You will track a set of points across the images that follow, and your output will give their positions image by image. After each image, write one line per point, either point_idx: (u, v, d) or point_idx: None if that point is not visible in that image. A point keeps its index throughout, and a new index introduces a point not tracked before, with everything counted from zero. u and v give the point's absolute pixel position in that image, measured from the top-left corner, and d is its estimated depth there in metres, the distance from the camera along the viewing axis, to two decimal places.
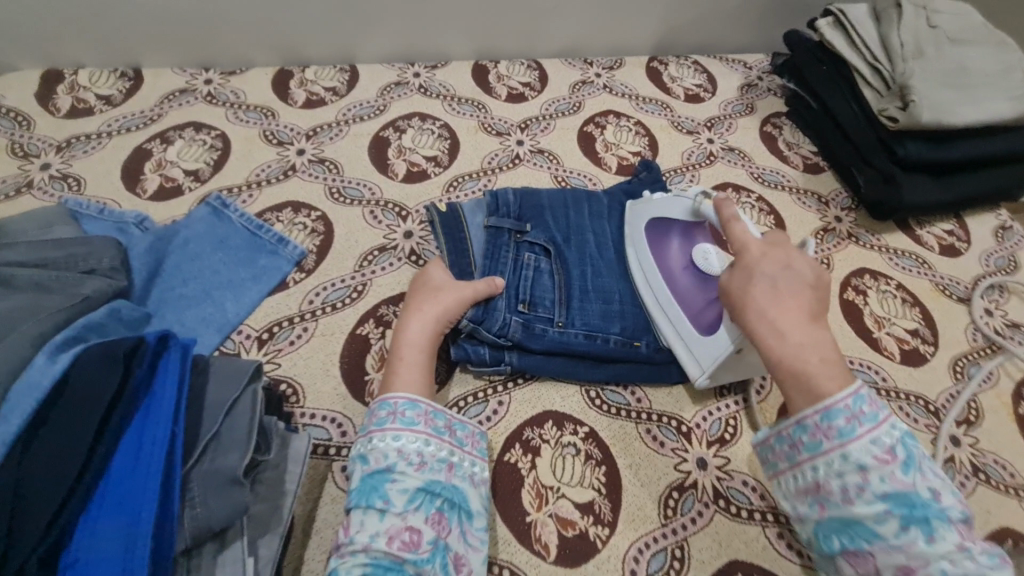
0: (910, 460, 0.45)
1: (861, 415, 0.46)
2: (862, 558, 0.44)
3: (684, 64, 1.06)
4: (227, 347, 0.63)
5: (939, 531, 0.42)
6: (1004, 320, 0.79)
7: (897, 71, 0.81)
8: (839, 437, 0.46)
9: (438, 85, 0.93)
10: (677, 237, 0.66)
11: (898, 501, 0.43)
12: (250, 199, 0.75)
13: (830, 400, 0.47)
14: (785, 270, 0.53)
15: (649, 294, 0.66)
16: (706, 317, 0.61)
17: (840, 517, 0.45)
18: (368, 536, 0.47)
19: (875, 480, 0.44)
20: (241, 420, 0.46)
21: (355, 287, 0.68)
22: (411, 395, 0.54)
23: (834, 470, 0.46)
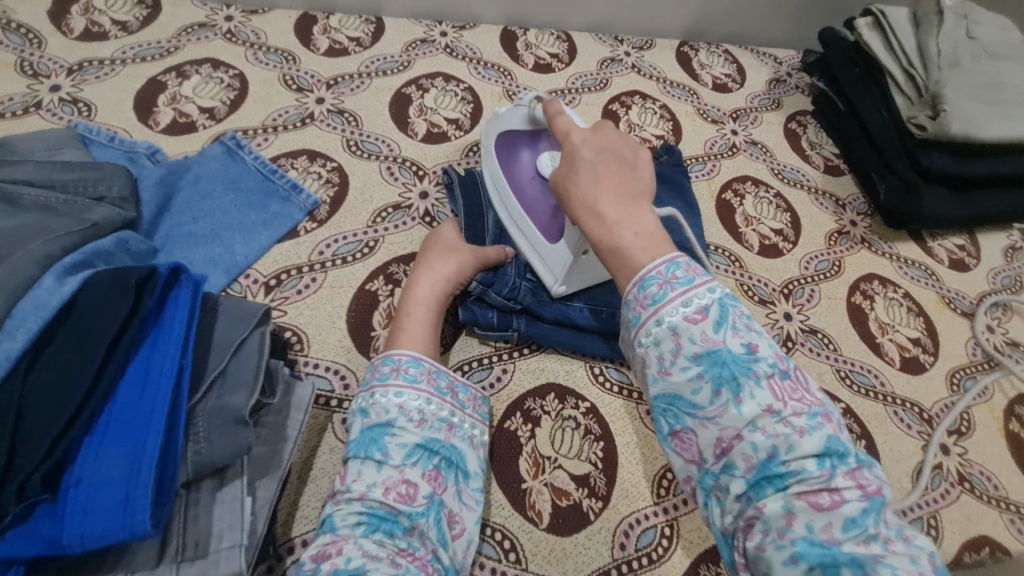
0: (722, 320, 0.38)
1: (673, 280, 0.40)
2: (688, 440, 0.38)
3: (715, 52, 1.04)
4: (234, 289, 0.62)
5: (745, 388, 0.36)
6: (1004, 337, 0.80)
7: (931, 79, 0.80)
8: (654, 303, 0.40)
9: (464, 46, 0.91)
10: (522, 147, 0.65)
11: (709, 361, 0.37)
12: (265, 142, 0.73)
13: (644, 272, 0.41)
14: (603, 152, 0.50)
15: (503, 212, 0.67)
16: (552, 227, 0.62)
17: (663, 392, 0.39)
18: (364, 485, 0.46)
19: (686, 344, 0.38)
20: (248, 360, 0.45)
21: (367, 242, 0.67)
22: (414, 353, 0.53)
23: (653, 339, 0.39)
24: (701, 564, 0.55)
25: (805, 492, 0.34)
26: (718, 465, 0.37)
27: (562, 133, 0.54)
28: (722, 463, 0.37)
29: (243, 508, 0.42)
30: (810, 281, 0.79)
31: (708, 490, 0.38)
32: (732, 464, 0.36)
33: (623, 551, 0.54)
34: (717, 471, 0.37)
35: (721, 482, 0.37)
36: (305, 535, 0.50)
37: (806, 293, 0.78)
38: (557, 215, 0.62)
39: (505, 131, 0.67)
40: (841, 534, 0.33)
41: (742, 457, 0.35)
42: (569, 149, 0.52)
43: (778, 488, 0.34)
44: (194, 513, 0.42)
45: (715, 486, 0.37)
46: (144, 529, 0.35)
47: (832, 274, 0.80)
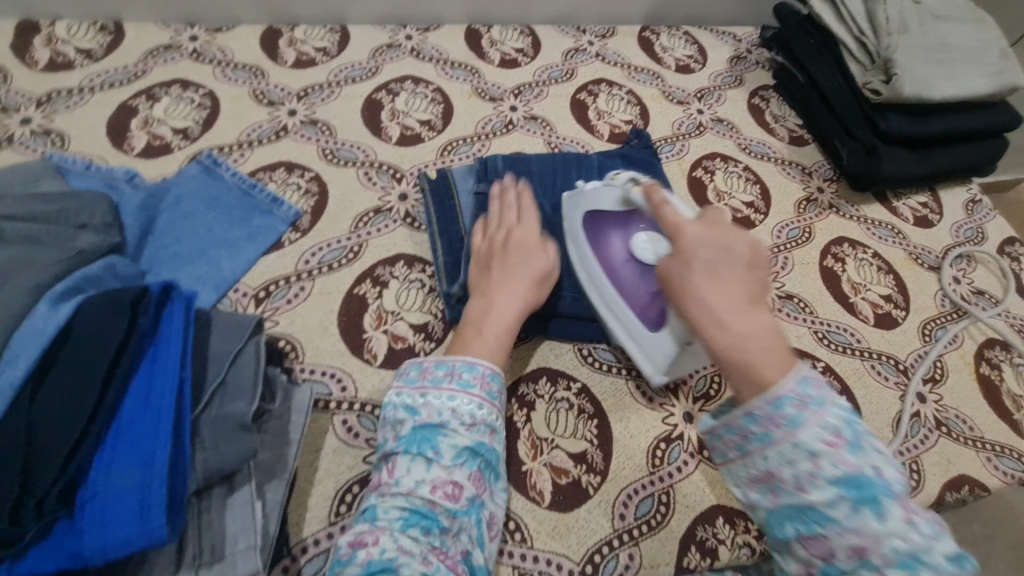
0: (856, 440, 0.40)
1: (807, 400, 0.41)
2: (819, 541, 0.39)
3: (675, 34, 1.06)
4: (224, 304, 0.63)
5: (887, 508, 0.38)
6: (970, 287, 0.83)
7: (882, 45, 0.83)
8: (789, 425, 0.41)
9: (431, 48, 0.92)
10: (613, 229, 0.63)
11: (850, 483, 0.38)
12: (241, 158, 0.74)
13: (777, 390, 0.42)
14: (723, 252, 0.48)
15: (592, 291, 0.65)
16: (651, 313, 0.59)
17: (792, 503, 0.41)
18: (412, 481, 0.49)
19: (826, 467, 0.39)
20: (246, 369, 0.47)
21: (352, 248, 0.69)
22: (469, 358, 0.54)
23: (785, 459, 0.41)
24: (698, 525, 0.58)
25: None
26: (853, 565, 0.38)
27: (674, 226, 0.52)
28: (856, 563, 0.38)
29: (254, 511, 0.44)
30: (783, 250, 0.82)
31: None
32: (870, 563, 0.37)
33: (623, 520, 0.57)
34: (846, 569, 0.38)
35: None
36: (316, 534, 0.52)
37: (781, 261, 0.81)
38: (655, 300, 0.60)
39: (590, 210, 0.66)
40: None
41: (882, 559, 0.37)
42: (682, 251, 0.50)
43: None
44: (208, 519, 0.43)
45: None
46: (161, 535, 0.37)
47: (804, 240, 0.83)
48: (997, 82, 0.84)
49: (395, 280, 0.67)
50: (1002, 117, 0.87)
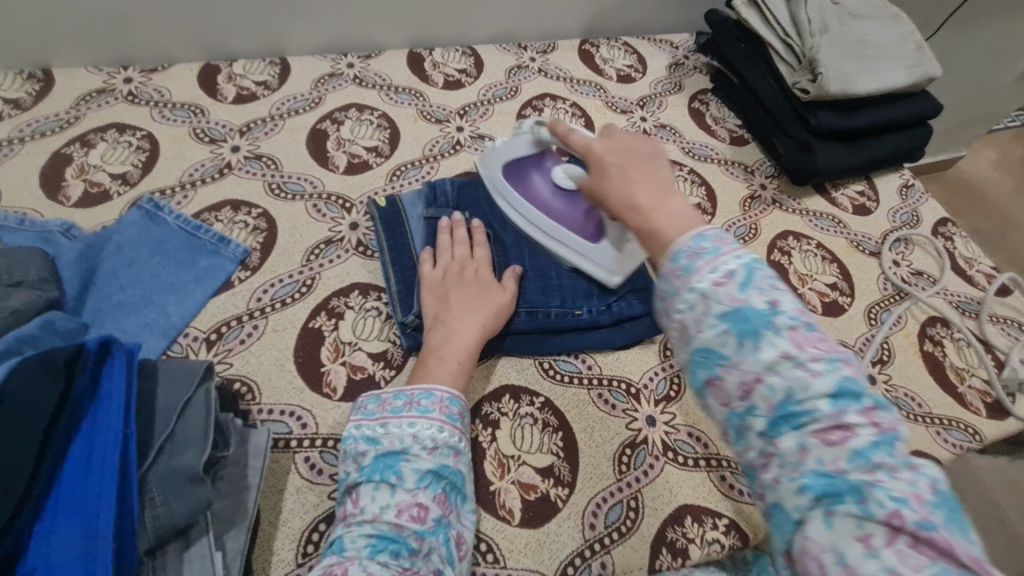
0: (749, 280, 0.42)
1: (702, 251, 0.44)
2: (719, 386, 0.41)
3: (614, 45, 1.09)
4: (174, 350, 0.61)
5: (767, 339, 0.40)
6: (909, 269, 0.87)
7: (806, 46, 0.87)
8: (683, 272, 0.44)
9: (373, 75, 0.92)
10: (533, 171, 0.73)
11: (734, 319, 0.41)
12: (184, 199, 0.72)
13: (675, 247, 0.45)
14: (626, 155, 0.57)
15: (531, 227, 0.73)
16: (589, 228, 0.70)
17: (698, 351, 0.42)
18: (377, 507, 0.48)
19: (715, 304, 0.41)
20: (195, 420, 0.46)
21: (304, 281, 0.68)
22: (426, 385, 0.55)
23: (684, 303, 0.43)
24: (668, 527, 0.59)
25: (816, 429, 0.37)
26: (744, 408, 0.40)
27: (584, 146, 0.61)
28: (746, 407, 0.40)
29: (213, 562, 0.43)
30: None
31: (737, 431, 0.41)
32: (755, 407, 0.40)
33: (594, 530, 0.57)
34: (742, 414, 0.40)
35: (745, 422, 0.40)
36: None
37: None
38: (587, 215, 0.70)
39: (505, 163, 0.75)
40: (847, 465, 0.36)
41: (764, 400, 0.39)
42: (595, 158, 0.59)
43: (794, 428, 0.38)
44: None
45: (741, 425, 0.41)
46: None
47: (751, 237, 0.86)
48: (915, 74, 0.89)
49: (351, 310, 0.67)
50: (924, 105, 0.92)
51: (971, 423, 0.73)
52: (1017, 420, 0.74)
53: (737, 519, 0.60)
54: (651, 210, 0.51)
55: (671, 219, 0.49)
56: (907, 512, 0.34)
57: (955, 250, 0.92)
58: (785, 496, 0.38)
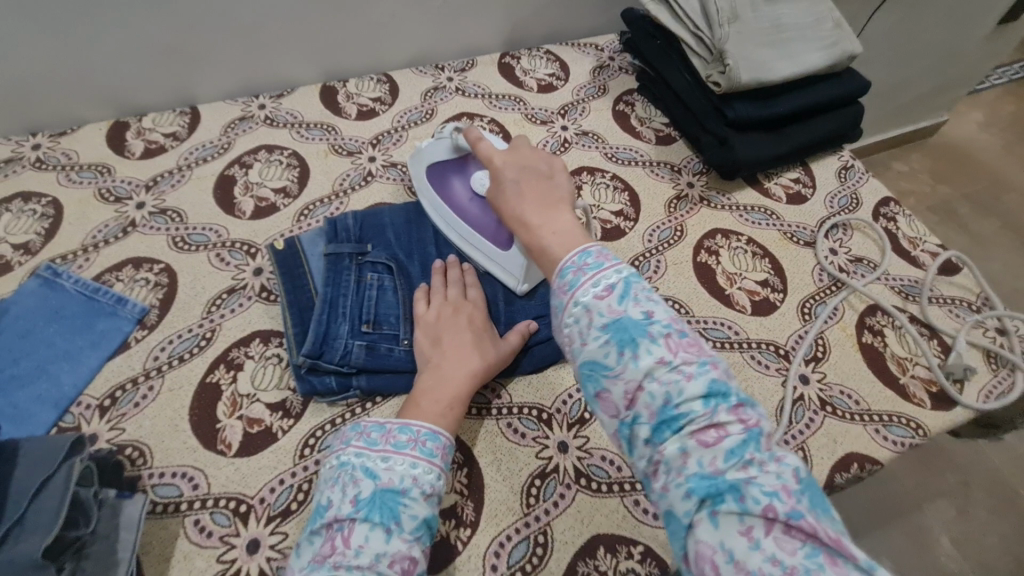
0: (626, 293, 0.47)
1: (586, 266, 0.49)
2: (608, 399, 0.45)
3: (536, 55, 1.08)
4: (66, 421, 0.60)
5: (642, 346, 0.44)
6: (847, 256, 0.84)
7: (715, 37, 0.84)
8: (570, 288, 0.48)
9: (284, 113, 0.92)
10: (453, 176, 0.73)
11: (615, 329, 0.45)
12: (85, 262, 0.72)
13: (562, 263, 0.50)
14: (526, 170, 0.60)
15: (451, 233, 0.73)
16: (501, 235, 0.69)
17: (586, 361, 0.46)
18: (370, 554, 0.47)
19: (596, 318, 0.46)
20: (50, 500, 0.45)
21: (204, 334, 0.67)
22: (433, 426, 0.56)
23: (575, 315, 0.47)
24: (579, 561, 0.56)
25: (694, 430, 0.41)
26: (630, 416, 0.44)
27: (489, 158, 0.64)
28: (632, 413, 0.44)
29: None
30: (655, 252, 0.82)
31: (627, 438, 0.44)
32: (640, 414, 0.43)
33: (497, 571, 0.55)
34: (629, 421, 0.44)
35: (634, 430, 0.44)
36: None
37: (654, 264, 0.80)
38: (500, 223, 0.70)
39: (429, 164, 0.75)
40: (724, 465, 0.40)
41: (646, 407, 0.43)
42: (495, 171, 0.62)
43: (674, 430, 0.42)
44: None
45: (630, 433, 0.44)
46: None
47: (676, 239, 0.83)
48: (833, 53, 0.86)
49: (250, 360, 0.66)
50: (849, 84, 0.88)
51: (915, 417, 0.69)
52: (965, 408, 0.70)
53: (653, 545, 0.57)
54: (540, 228, 0.55)
55: (558, 236, 0.53)
56: (779, 504, 0.37)
57: (898, 230, 0.88)
58: (675, 502, 0.40)
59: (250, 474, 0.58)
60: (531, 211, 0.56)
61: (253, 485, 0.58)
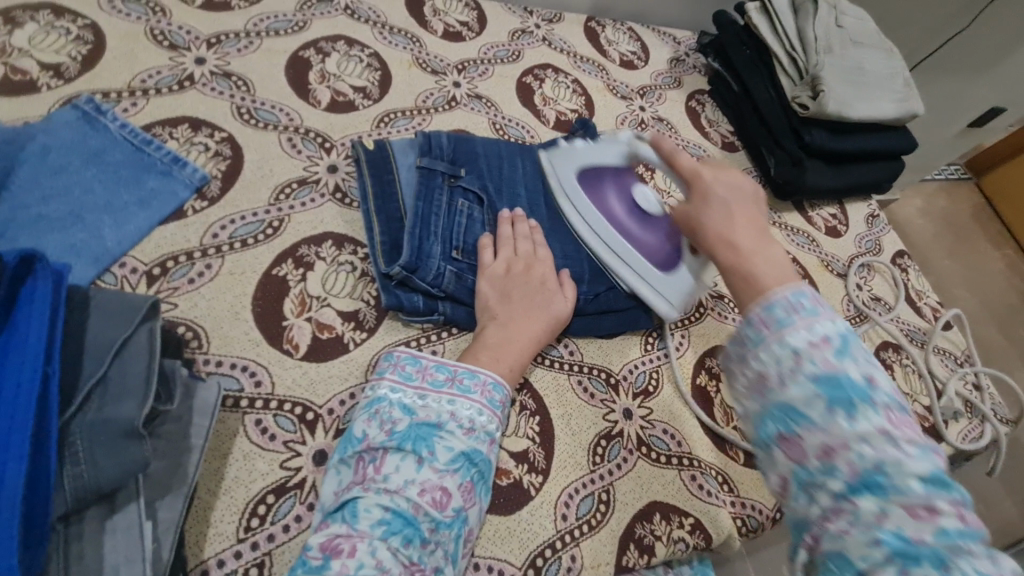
0: (846, 349, 0.40)
1: (800, 307, 0.42)
2: (794, 443, 0.38)
3: (620, 29, 1.06)
4: (106, 281, 0.52)
5: (864, 411, 0.38)
6: (869, 294, 0.91)
7: (810, 62, 0.88)
8: (778, 325, 0.42)
9: (366, 8, 0.83)
10: (609, 185, 0.68)
11: (827, 383, 0.39)
12: (133, 108, 0.62)
13: (771, 296, 0.44)
14: (735, 192, 0.55)
15: (602, 247, 0.67)
16: (669, 257, 0.66)
17: (778, 402, 0.40)
18: (400, 480, 0.45)
19: (808, 365, 0.39)
20: (135, 366, 0.39)
21: (270, 222, 0.60)
22: (472, 365, 0.53)
23: (772, 356, 0.41)
24: (637, 523, 0.57)
25: (905, 507, 0.35)
26: (820, 467, 0.37)
27: (690, 170, 0.58)
28: (823, 467, 0.37)
29: (142, 534, 0.37)
30: None
31: (802, 485, 0.38)
32: (835, 470, 0.37)
33: (565, 521, 0.55)
34: (815, 471, 0.38)
35: (815, 480, 0.38)
36: (221, 554, 0.44)
37: None
38: (665, 240, 0.66)
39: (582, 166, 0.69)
40: (932, 540, 0.33)
41: (847, 464, 0.36)
42: (700, 185, 0.57)
43: (877, 496, 0.35)
44: (78, 550, 0.35)
45: (810, 482, 0.38)
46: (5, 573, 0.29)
47: None
48: (900, 108, 0.92)
49: (322, 262, 0.60)
50: (903, 139, 0.96)
51: None
52: (946, 444, 0.80)
53: (703, 519, 0.60)
54: (752, 254, 0.50)
55: (772, 267, 0.48)
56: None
57: (908, 281, 0.97)
58: (853, 548, 0.35)
59: (318, 381, 0.54)
60: (739, 238, 0.51)
61: (322, 394, 0.53)
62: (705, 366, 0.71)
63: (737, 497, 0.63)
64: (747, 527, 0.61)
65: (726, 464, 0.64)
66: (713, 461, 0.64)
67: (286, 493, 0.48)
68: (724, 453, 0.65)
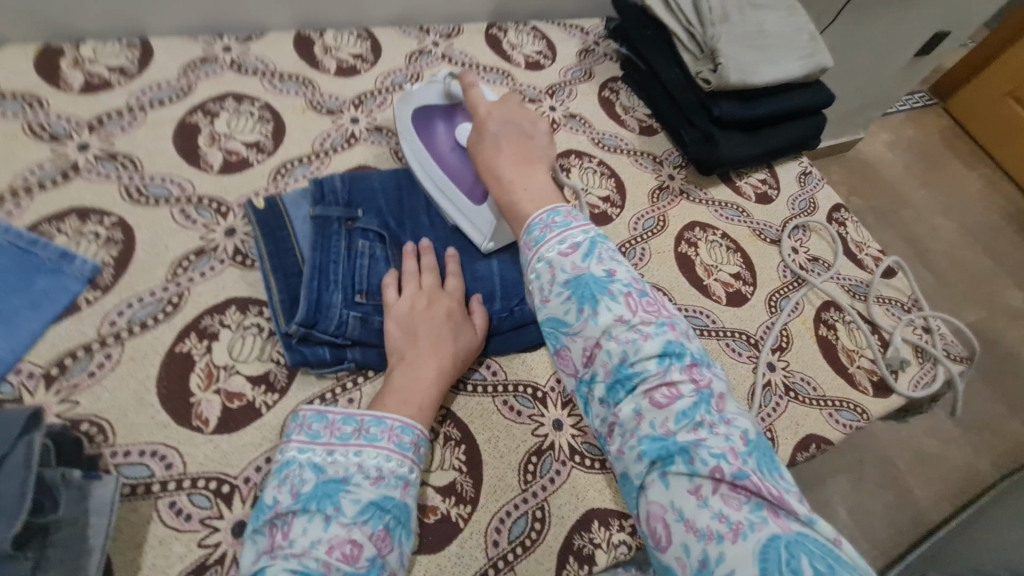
0: (590, 251, 0.51)
1: (552, 225, 0.54)
2: (567, 356, 0.50)
3: (523, 30, 1.05)
4: (4, 391, 0.52)
5: (602, 303, 0.48)
6: (806, 255, 0.91)
7: (708, 35, 0.86)
8: (537, 245, 0.53)
9: (254, 60, 0.83)
10: (439, 120, 0.70)
11: (576, 286, 0.49)
12: (17, 208, 0.62)
13: (531, 222, 0.55)
14: (508, 125, 0.64)
15: (423, 176, 0.70)
16: (477, 191, 0.68)
17: (550, 317, 0.50)
18: (308, 541, 0.46)
19: (560, 274, 0.50)
20: (10, 483, 0.39)
21: (170, 299, 0.60)
22: (378, 412, 0.54)
23: (538, 273, 0.52)
24: (574, 535, 0.57)
25: (648, 392, 0.45)
26: (588, 372, 0.48)
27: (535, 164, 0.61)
28: (591, 371, 0.48)
29: None
30: (640, 240, 0.84)
31: (586, 396, 0.49)
32: (598, 374, 0.48)
33: (497, 547, 0.55)
34: (588, 378, 0.48)
35: (592, 387, 0.49)
36: None
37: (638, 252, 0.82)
38: (478, 179, 0.68)
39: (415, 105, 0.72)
40: (675, 426, 0.44)
41: (603, 364, 0.47)
42: (479, 122, 0.64)
43: (629, 392, 0.46)
44: None
45: (589, 390, 0.49)
46: None
47: (658, 229, 0.86)
48: (808, 64, 0.91)
49: (226, 329, 0.60)
50: (817, 94, 0.95)
51: (860, 403, 0.77)
52: (897, 396, 0.79)
53: None
54: (512, 183, 0.60)
55: (528, 193, 0.59)
56: (726, 466, 0.41)
57: (847, 234, 0.96)
58: (630, 462, 0.45)
59: (231, 452, 0.54)
60: (506, 172, 0.60)
61: (236, 464, 0.53)
62: None
63: None
64: None
65: None
66: None
67: (206, 572, 0.48)
68: None
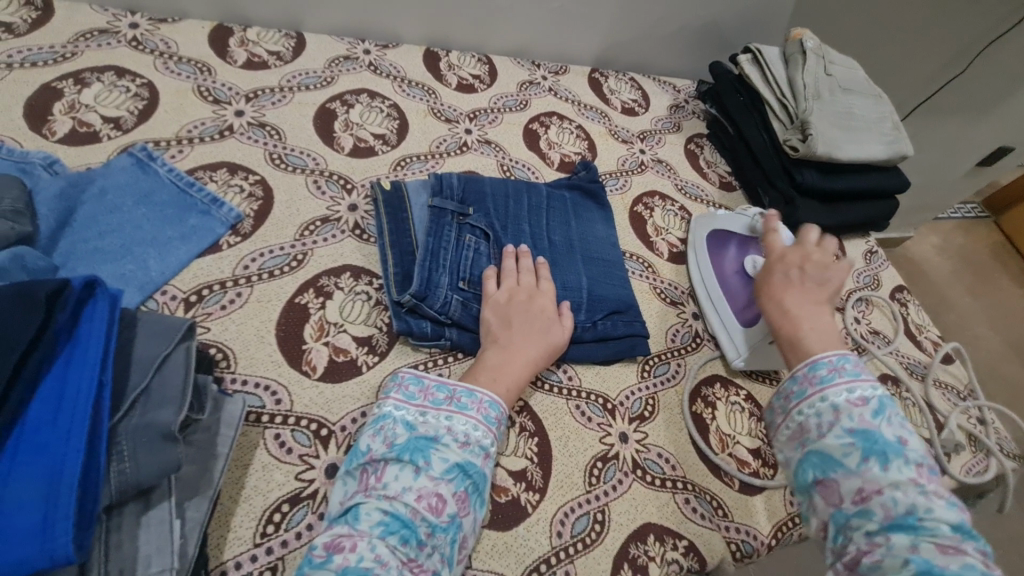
0: (882, 410, 0.53)
1: (842, 370, 0.56)
2: (833, 486, 0.50)
3: (623, 79, 1.14)
4: (149, 307, 0.58)
5: (893, 461, 0.49)
6: (868, 328, 0.94)
7: (800, 107, 0.93)
8: (820, 382, 0.56)
9: (388, 64, 0.92)
10: (733, 246, 0.82)
11: (863, 436, 0.51)
12: (179, 154, 0.70)
13: (816, 359, 0.58)
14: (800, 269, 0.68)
15: (701, 288, 0.82)
16: (748, 313, 0.76)
17: (819, 451, 0.52)
18: (398, 487, 0.49)
19: (845, 419, 0.52)
20: (173, 379, 0.44)
21: (295, 256, 0.66)
22: (470, 385, 0.57)
23: (814, 410, 0.55)
24: (631, 543, 0.59)
25: (932, 541, 0.44)
26: (856, 508, 0.48)
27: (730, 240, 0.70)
28: (859, 508, 0.48)
29: (171, 530, 0.42)
30: None
31: (840, 526, 0.49)
32: (870, 511, 0.47)
33: (560, 538, 0.57)
34: (853, 513, 0.48)
35: (853, 523, 0.48)
36: (239, 557, 0.48)
37: None
38: (752, 304, 0.77)
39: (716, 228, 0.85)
40: (956, 569, 0.42)
41: (881, 506, 0.47)
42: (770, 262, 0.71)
43: (910, 533, 0.45)
44: (115, 541, 0.40)
45: (846, 523, 0.48)
46: (67, 554, 0.34)
47: None
48: (890, 150, 0.97)
49: (340, 291, 0.66)
50: (894, 178, 1.00)
51: None
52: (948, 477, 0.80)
53: (696, 542, 0.61)
54: (801, 321, 0.63)
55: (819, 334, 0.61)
56: None
57: (908, 315, 0.99)
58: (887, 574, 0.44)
59: (333, 401, 0.58)
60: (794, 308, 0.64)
61: (336, 412, 0.58)
62: (701, 395, 0.73)
63: (732, 522, 0.64)
64: (741, 552, 0.63)
65: (721, 489, 0.66)
66: (707, 486, 0.66)
67: (299, 503, 0.52)
68: (719, 479, 0.67)
